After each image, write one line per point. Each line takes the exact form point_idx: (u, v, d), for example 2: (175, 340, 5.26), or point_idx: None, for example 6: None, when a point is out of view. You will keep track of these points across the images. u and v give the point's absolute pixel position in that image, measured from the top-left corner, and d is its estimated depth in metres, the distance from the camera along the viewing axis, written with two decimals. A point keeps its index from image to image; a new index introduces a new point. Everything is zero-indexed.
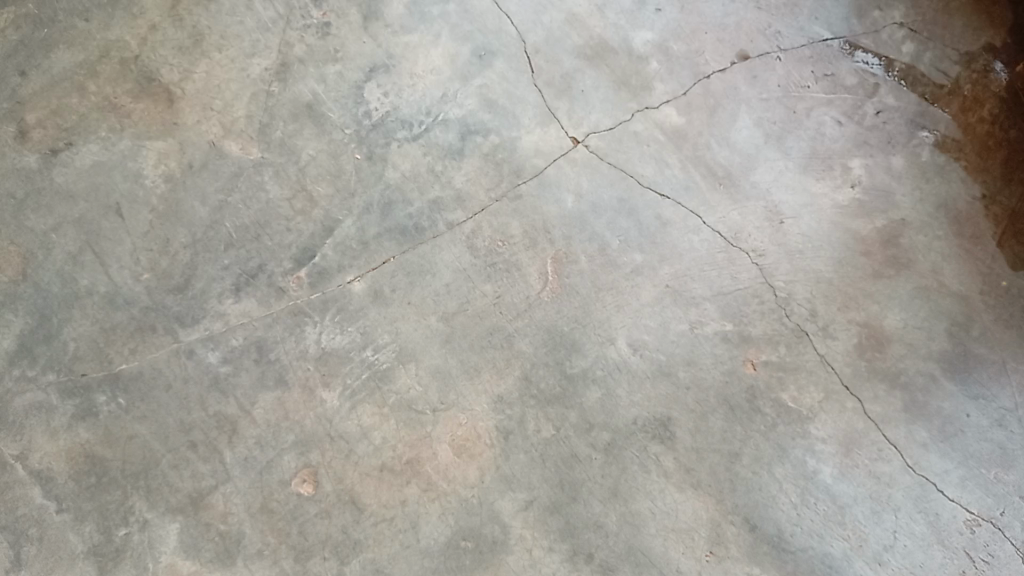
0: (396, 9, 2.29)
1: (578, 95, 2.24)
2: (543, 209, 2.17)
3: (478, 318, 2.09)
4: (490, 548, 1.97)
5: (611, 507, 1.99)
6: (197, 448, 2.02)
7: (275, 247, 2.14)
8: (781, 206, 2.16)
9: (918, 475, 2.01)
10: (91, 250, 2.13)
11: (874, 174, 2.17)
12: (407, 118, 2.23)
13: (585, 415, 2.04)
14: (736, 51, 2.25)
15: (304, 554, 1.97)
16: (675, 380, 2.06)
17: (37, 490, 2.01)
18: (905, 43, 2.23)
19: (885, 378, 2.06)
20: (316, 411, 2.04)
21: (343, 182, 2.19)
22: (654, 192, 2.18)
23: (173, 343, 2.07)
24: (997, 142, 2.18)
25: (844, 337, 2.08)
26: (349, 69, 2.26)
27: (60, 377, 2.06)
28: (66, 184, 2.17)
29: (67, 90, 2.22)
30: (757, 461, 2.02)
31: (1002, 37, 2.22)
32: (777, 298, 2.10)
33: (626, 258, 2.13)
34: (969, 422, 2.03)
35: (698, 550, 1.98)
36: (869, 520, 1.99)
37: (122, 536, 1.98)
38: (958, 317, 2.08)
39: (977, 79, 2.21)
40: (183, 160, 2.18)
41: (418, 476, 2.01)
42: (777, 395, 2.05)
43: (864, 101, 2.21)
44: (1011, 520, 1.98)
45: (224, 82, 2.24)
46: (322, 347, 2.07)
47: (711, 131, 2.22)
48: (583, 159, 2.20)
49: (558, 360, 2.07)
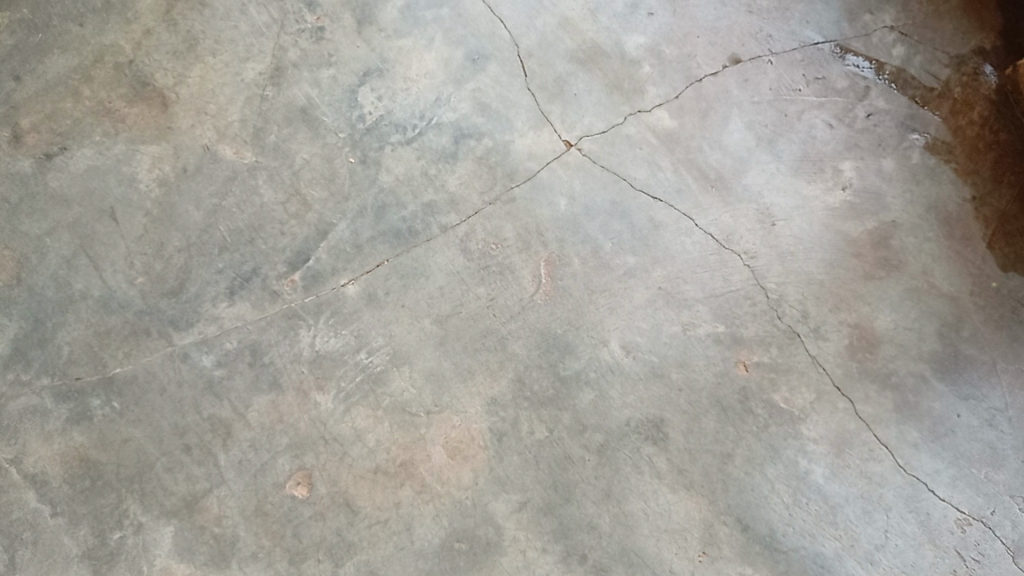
0: (390, 14, 2.31)
1: (570, 98, 2.26)
2: (536, 211, 2.18)
3: (472, 320, 2.10)
4: (484, 550, 1.98)
5: (604, 508, 2.00)
6: (191, 451, 2.02)
7: (269, 250, 2.15)
8: (773, 208, 2.18)
9: (909, 475, 2.02)
10: (85, 253, 2.14)
11: (865, 177, 2.18)
12: (401, 122, 2.24)
13: (579, 417, 2.05)
14: (727, 55, 2.27)
15: (299, 557, 1.97)
16: (668, 382, 2.07)
17: (32, 494, 2.01)
18: (895, 47, 2.25)
19: (877, 378, 2.07)
20: (311, 414, 2.04)
21: (337, 185, 2.19)
22: (647, 194, 2.19)
23: (168, 347, 2.07)
24: (987, 144, 2.19)
25: (835, 339, 2.09)
26: (343, 73, 2.27)
27: (54, 380, 2.06)
28: (60, 189, 2.17)
29: (62, 95, 2.23)
30: (749, 461, 2.03)
31: (992, 41, 2.24)
32: (769, 300, 2.12)
33: (619, 260, 2.15)
34: (960, 422, 2.05)
35: (691, 550, 1.99)
36: (861, 521, 2.00)
37: (117, 539, 1.98)
38: (949, 318, 2.10)
39: (967, 82, 2.23)
40: (178, 164, 2.19)
41: (412, 478, 2.01)
42: (769, 396, 2.06)
43: (855, 104, 2.23)
44: (1001, 520, 1.99)
45: (219, 86, 2.25)
46: (317, 349, 2.08)
47: (703, 134, 2.23)
48: (576, 162, 2.22)
49: (551, 362, 2.08)
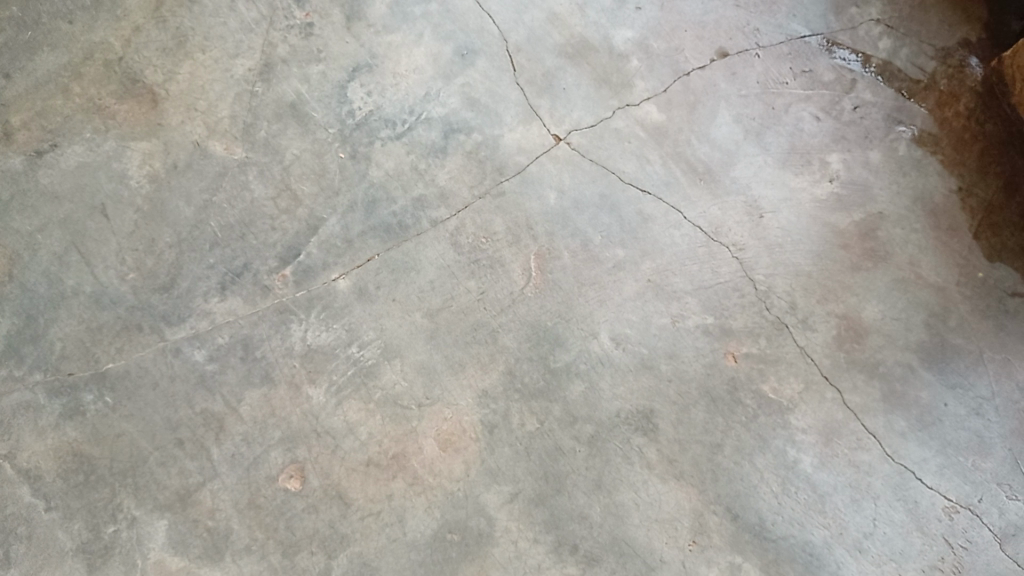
0: (379, 9, 2.32)
1: (559, 93, 2.27)
2: (526, 205, 2.19)
3: (463, 314, 2.12)
4: (476, 541, 1.99)
5: (595, 498, 2.02)
6: (184, 445, 2.03)
7: (260, 245, 2.16)
8: (760, 200, 2.20)
9: (897, 463, 2.04)
10: (76, 250, 2.15)
11: (852, 169, 2.20)
12: (390, 117, 2.25)
13: (569, 409, 2.07)
14: (715, 49, 2.29)
15: (292, 549, 1.98)
16: (657, 373, 2.09)
17: (26, 489, 2.02)
18: (882, 39, 2.27)
19: (864, 368, 2.09)
20: (303, 408, 2.06)
21: (327, 180, 2.20)
22: (635, 187, 2.21)
23: (159, 342, 2.08)
24: (972, 135, 2.22)
25: (823, 329, 2.11)
26: (333, 69, 2.28)
27: (46, 376, 2.07)
28: (51, 185, 2.18)
29: (52, 92, 2.23)
30: (739, 451, 2.05)
31: (977, 33, 2.27)
32: (757, 292, 2.14)
33: (608, 253, 2.16)
34: (947, 411, 2.07)
35: (682, 540, 2.01)
36: (849, 509, 2.02)
37: (111, 533, 1.99)
38: (935, 308, 2.12)
39: (953, 74, 2.25)
40: (168, 161, 2.20)
41: (405, 470, 2.03)
42: (757, 386, 2.08)
43: (841, 97, 2.24)
44: (988, 507, 2.02)
45: (208, 83, 2.26)
46: (309, 344, 2.09)
47: (691, 127, 2.25)
48: (565, 156, 2.23)
49: (541, 354, 2.10)
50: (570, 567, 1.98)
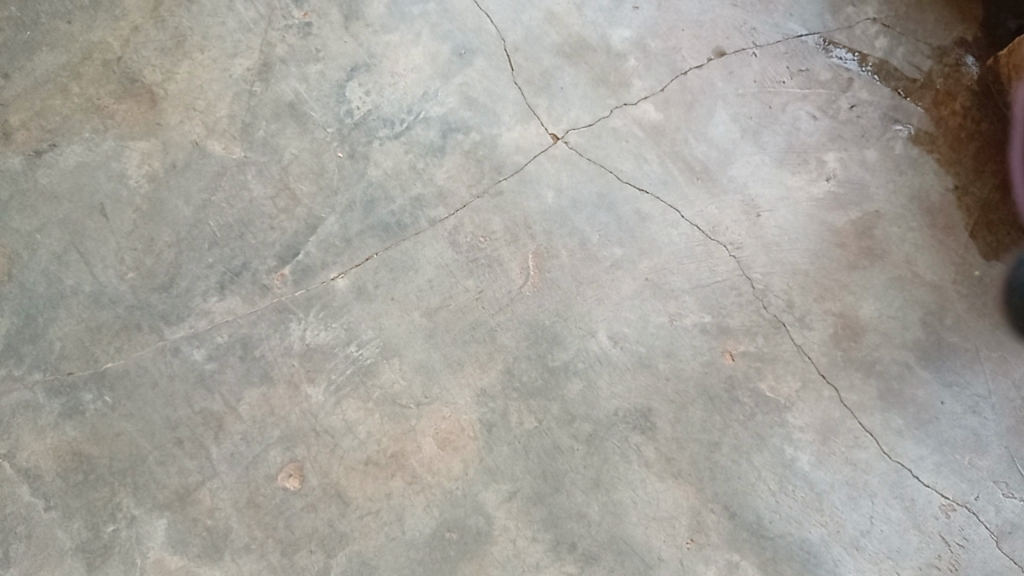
0: (377, 9, 2.32)
1: (556, 92, 2.28)
2: (524, 204, 2.20)
3: (461, 313, 2.12)
4: (475, 539, 2.00)
5: (593, 497, 2.02)
6: (183, 444, 2.04)
7: (259, 245, 2.16)
8: (758, 199, 2.20)
9: (894, 461, 2.05)
10: (75, 250, 2.15)
11: (849, 167, 2.21)
12: (388, 117, 2.26)
13: (567, 407, 2.07)
14: (712, 48, 2.29)
15: (291, 548, 1.99)
16: (655, 372, 2.10)
17: (26, 488, 2.02)
18: (879, 39, 2.28)
19: (861, 367, 2.10)
20: (302, 406, 2.06)
21: (326, 180, 2.21)
22: (633, 186, 2.21)
23: (159, 341, 2.09)
24: (969, 134, 2.22)
25: (820, 328, 2.12)
26: (331, 68, 2.29)
27: (46, 376, 2.07)
28: (50, 185, 2.18)
29: (51, 92, 2.23)
30: (736, 449, 2.06)
31: (973, 32, 2.27)
32: (754, 290, 2.14)
33: (606, 252, 2.17)
34: (943, 409, 2.08)
35: (679, 538, 2.01)
36: (846, 507, 2.03)
37: (110, 532, 1.99)
38: (932, 306, 2.13)
39: (949, 73, 2.26)
40: (167, 160, 2.21)
41: (403, 469, 2.03)
42: (754, 384, 2.09)
43: (838, 95, 2.25)
44: (984, 504, 2.02)
45: (207, 82, 2.26)
46: (307, 343, 2.09)
47: (688, 126, 2.25)
48: (563, 155, 2.24)
49: (540, 353, 2.10)
50: (568, 565, 1.99)
